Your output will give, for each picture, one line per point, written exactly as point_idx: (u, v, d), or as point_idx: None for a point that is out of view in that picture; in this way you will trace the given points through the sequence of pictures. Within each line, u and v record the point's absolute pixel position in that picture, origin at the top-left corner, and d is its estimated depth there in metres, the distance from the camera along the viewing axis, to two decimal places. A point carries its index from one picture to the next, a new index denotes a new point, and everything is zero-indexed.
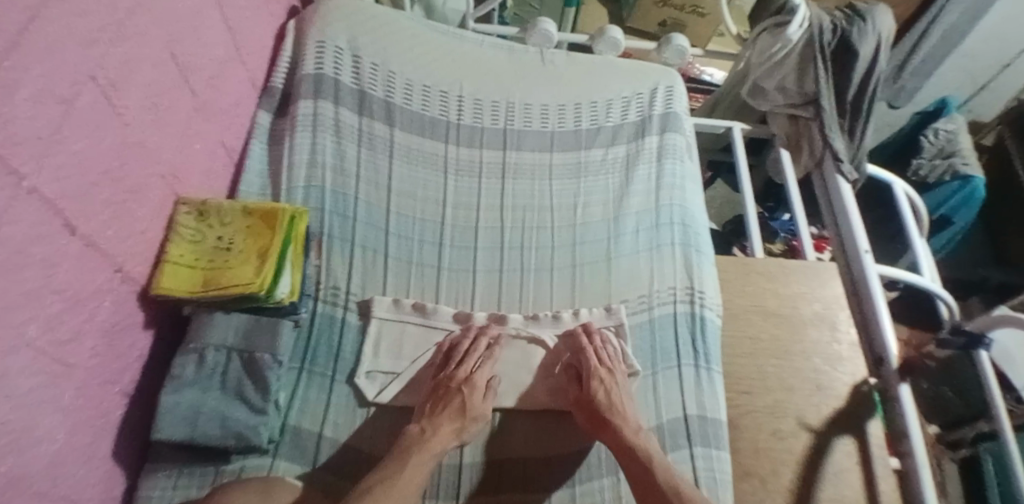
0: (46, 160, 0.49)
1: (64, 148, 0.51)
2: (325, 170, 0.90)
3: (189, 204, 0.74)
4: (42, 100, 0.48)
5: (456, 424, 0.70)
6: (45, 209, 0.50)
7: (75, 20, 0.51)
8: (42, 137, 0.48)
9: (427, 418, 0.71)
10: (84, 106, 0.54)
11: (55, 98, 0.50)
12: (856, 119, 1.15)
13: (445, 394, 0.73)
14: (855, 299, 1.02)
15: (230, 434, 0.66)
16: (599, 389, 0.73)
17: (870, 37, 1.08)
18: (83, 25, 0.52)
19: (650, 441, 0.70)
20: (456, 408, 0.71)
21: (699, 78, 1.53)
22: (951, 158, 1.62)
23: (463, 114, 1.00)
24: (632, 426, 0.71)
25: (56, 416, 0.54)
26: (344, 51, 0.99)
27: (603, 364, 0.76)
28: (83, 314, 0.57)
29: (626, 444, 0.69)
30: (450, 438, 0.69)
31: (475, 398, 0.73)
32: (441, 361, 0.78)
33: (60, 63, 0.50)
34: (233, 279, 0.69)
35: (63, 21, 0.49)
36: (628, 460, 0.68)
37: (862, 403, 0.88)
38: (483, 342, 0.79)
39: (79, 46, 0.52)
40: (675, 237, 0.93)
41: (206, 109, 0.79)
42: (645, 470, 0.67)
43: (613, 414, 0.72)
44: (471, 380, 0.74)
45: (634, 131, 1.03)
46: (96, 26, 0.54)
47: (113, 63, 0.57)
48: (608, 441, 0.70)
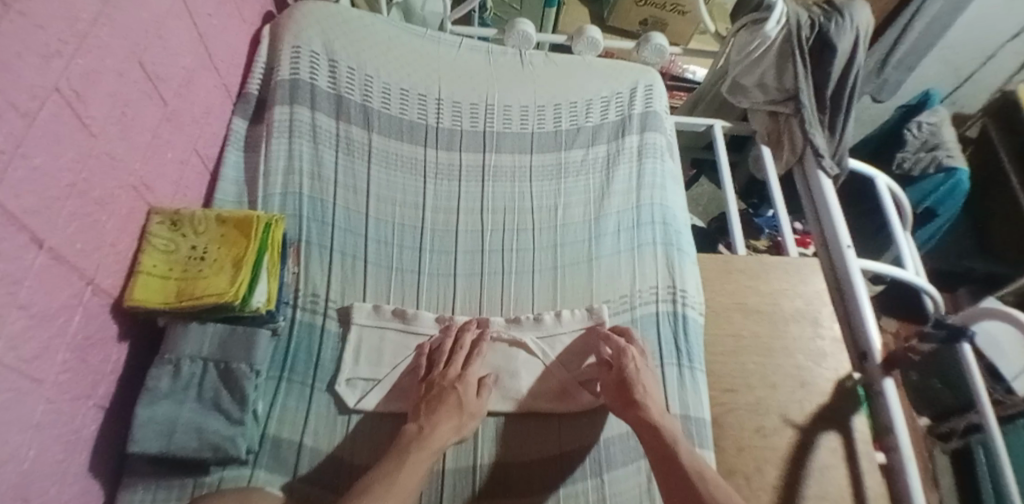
0: (7, 175, 0.48)
1: (27, 163, 0.51)
2: (302, 177, 0.89)
3: (161, 214, 0.73)
4: (1, 114, 0.47)
5: (456, 422, 0.70)
6: (8, 224, 0.49)
7: (35, 31, 0.50)
8: (2, 152, 0.47)
9: (427, 415, 0.70)
10: (47, 119, 0.53)
11: (16, 111, 0.49)
12: (836, 114, 1.15)
13: (440, 394, 0.73)
14: (838, 294, 1.02)
15: (206, 446, 0.65)
16: (634, 366, 0.74)
17: (848, 32, 1.08)
18: (43, 36, 0.51)
19: (676, 426, 0.69)
20: (450, 405, 0.71)
21: (682, 76, 1.52)
22: (935, 150, 1.63)
23: (441, 117, 1.00)
24: (659, 405, 0.71)
25: (24, 434, 0.53)
26: (320, 55, 0.98)
27: (636, 347, 0.77)
28: (53, 329, 0.57)
29: (651, 422, 0.69)
30: (455, 436, 0.69)
31: (469, 394, 0.73)
32: (424, 365, 0.78)
33: (21, 76, 0.49)
34: (207, 288, 0.68)
35: (22, 34, 0.49)
36: (652, 438, 0.68)
37: (845, 398, 0.88)
38: (468, 340, 0.79)
39: (40, 59, 0.51)
40: (655, 236, 0.93)
41: (176, 118, 0.78)
42: (668, 448, 0.66)
43: (641, 393, 0.71)
44: (462, 377, 0.74)
45: (614, 131, 1.03)
46: (57, 37, 0.53)
47: (77, 74, 0.57)
48: (632, 419, 0.70)
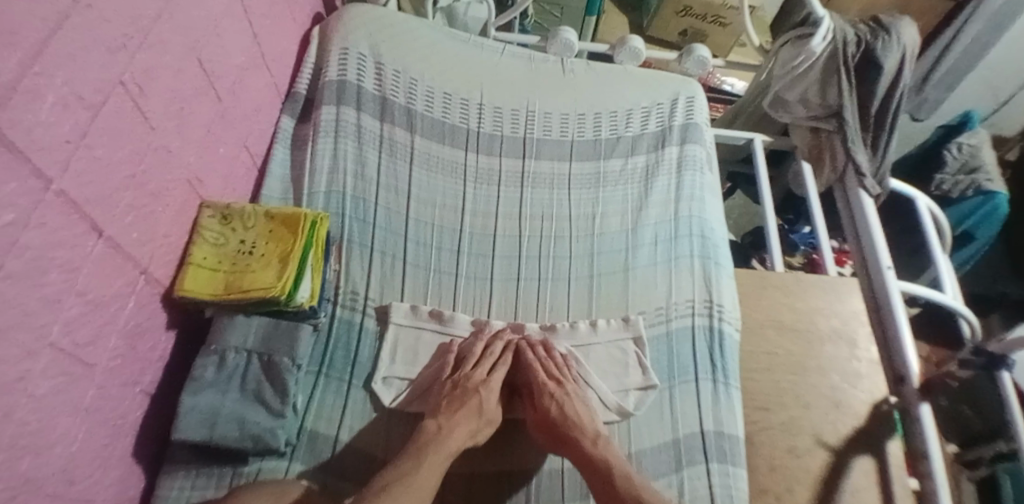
0: (71, 164, 0.50)
1: (90, 153, 0.52)
2: (346, 176, 0.91)
3: (213, 207, 0.75)
4: (69, 106, 0.49)
5: (470, 426, 0.71)
6: (71, 212, 0.51)
7: (102, 25, 0.52)
8: (68, 142, 0.49)
9: (447, 417, 0.71)
10: (110, 112, 0.55)
11: (83, 103, 0.50)
12: (879, 132, 1.13)
13: (467, 397, 0.73)
14: (876, 315, 1.00)
15: (247, 437, 0.67)
16: (554, 403, 0.74)
17: (895, 50, 1.06)
18: (110, 30, 0.53)
19: (610, 449, 0.70)
20: (472, 409, 0.72)
21: (720, 88, 1.52)
22: (974, 173, 1.59)
23: (483, 121, 1.00)
24: (591, 434, 0.71)
25: (75, 417, 0.55)
26: (366, 58, 0.99)
27: (551, 377, 0.77)
28: (106, 316, 0.58)
29: (587, 456, 0.69)
30: (467, 438, 0.70)
31: (491, 399, 0.74)
32: (451, 364, 0.78)
33: (88, 69, 0.50)
34: (254, 283, 0.69)
35: (90, 28, 0.50)
36: (590, 470, 0.68)
37: (880, 422, 0.86)
38: (500, 345, 0.80)
39: (106, 52, 0.53)
40: (693, 249, 0.93)
41: (227, 115, 0.80)
42: (608, 478, 0.67)
43: (571, 426, 0.72)
44: (486, 383, 0.75)
45: (654, 142, 1.03)
46: (122, 31, 0.55)
47: (139, 67, 0.58)
48: (569, 455, 0.70)
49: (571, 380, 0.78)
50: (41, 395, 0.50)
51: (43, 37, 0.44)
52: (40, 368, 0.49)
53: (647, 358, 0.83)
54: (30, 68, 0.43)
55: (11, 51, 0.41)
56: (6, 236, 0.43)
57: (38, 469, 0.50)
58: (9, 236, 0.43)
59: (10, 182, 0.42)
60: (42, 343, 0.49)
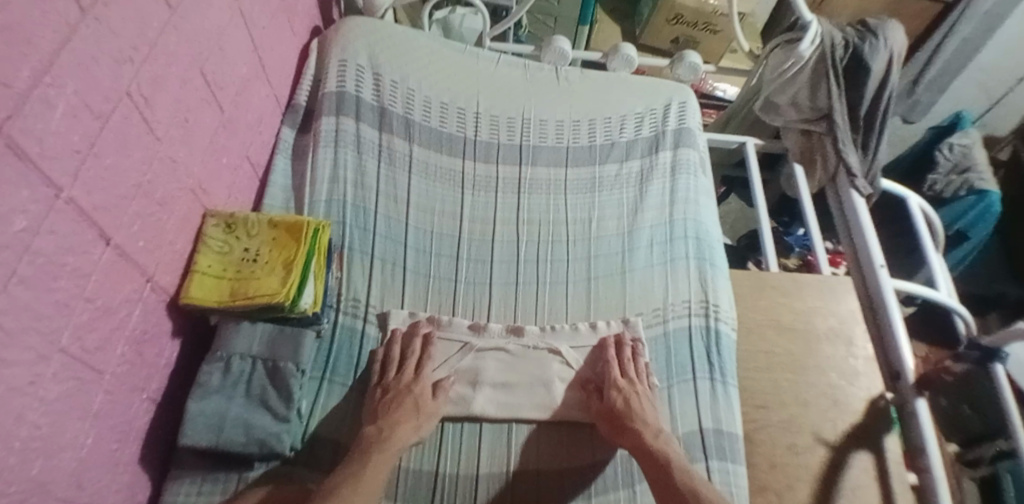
0: (81, 173, 0.52)
1: (98, 162, 0.54)
2: (346, 185, 0.93)
3: (217, 217, 0.76)
4: (78, 115, 0.50)
5: (413, 423, 0.72)
6: (80, 219, 0.52)
7: (110, 38, 0.54)
8: (78, 151, 0.51)
9: (386, 418, 0.71)
10: (118, 122, 0.56)
11: (92, 114, 0.52)
12: (869, 133, 1.15)
13: (397, 397, 0.74)
14: (870, 313, 1.02)
15: (253, 441, 0.68)
16: (620, 397, 0.75)
17: (882, 52, 1.09)
18: (118, 42, 0.55)
19: (670, 444, 0.72)
20: (410, 407, 0.73)
21: (712, 94, 1.54)
22: (966, 173, 1.62)
23: (479, 130, 1.02)
24: (653, 430, 0.73)
25: (84, 422, 0.56)
26: (365, 69, 1.02)
27: (627, 374, 0.79)
28: (114, 323, 0.59)
29: (646, 447, 0.70)
30: (412, 432, 0.71)
31: (426, 396, 0.75)
32: (378, 371, 0.79)
33: (96, 80, 0.52)
34: (259, 289, 0.71)
35: (99, 39, 0.52)
36: (648, 463, 0.69)
37: (879, 418, 0.87)
38: (418, 342, 0.80)
39: (113, 63, 0.54)
40: (689, 250, 0.94)
41: (230, 125, 0.82)
42: (665, 470, 0.68)
43: (634, 420, 0.73)
44: (417, 381, 0.76)
45: (648, 147, 1.05)
46: (130, 44, 0.57)
47: (145, 79, 0.60)
48: (628, 444, 0.72)
49: (645, 379, 0.80)
50: (52, 399, 0.51)
51: (55, 48, 0.46)
52: (51, 372, 0.50)
53: (648, 357, 0.84)
54: (42, 78, 0.45)
55: (23, 62, 0.43)
56: (17, 241, 0.44)
57: (47, 473, 0.51)
58: (21, 241, 0.45)
59: (21, 189, 0.44)
60: (52, 348, 0.50)
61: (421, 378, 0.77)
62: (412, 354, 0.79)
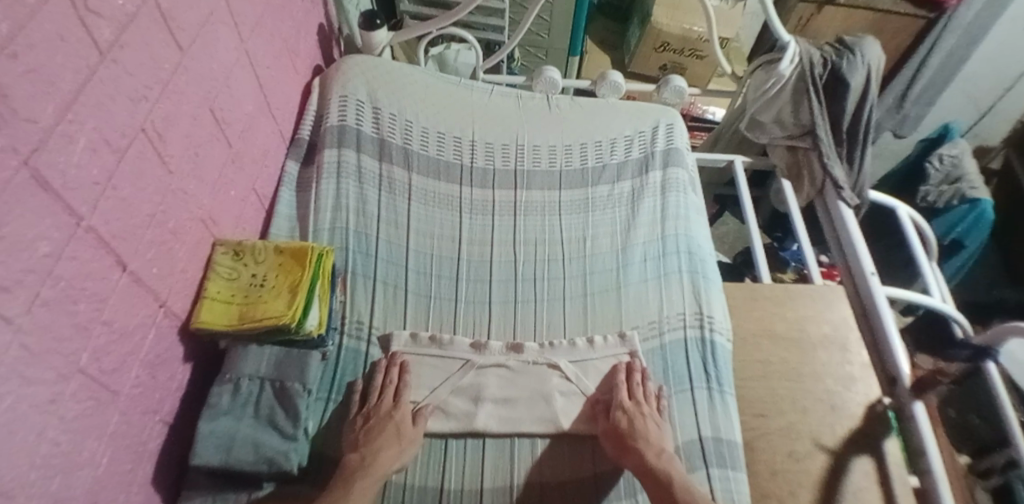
0: (100, 203, 0.56)
1: (116, 193, 0.58)
2: (349, 213, 0.97)
3: (226, 245, 0.80)
4: (97, 150, 0.55)
5: (396, 449, 0.73)
6: (100, 246, 0.56)
7: (127, 79, 0.59)
8: (97, 183, 0.55)
9: (366, 447, 0.72)
10: (133, 156, 0.61)
11: (110, 148, 0.57)
12: (853, 146, 1.19)
13: (378, 423, 0.75)
14: (864, 320, 1.04)
15: (262, 460, 0.70)
16: (626, 419, 0.75)
17: (860, 68, 1.14)
18: (133, 83, 0.60)
19: (673, 463, 0.73)
20: (389, 434, 0.74)
21: (702, 116, 1.60)
22: (958, 182, 1.65)
23: (475, 156, 1.07)
24: (655, 448, 0.74)
25: (101, 441, 0.58)
26: (364, 103, 1.07)
27: (635, 391, 0.80)
28: (129, 346, 0.62)
29: (651, 468, 0.71)
30: (393, 456, 0.72)
31: (407, 422, 0.76)
32: (357, 401, 0.80)
33: (113, 117, 0.57)
34: (266, 312, 0.74)
35: (116, 80, 0.57)
36: (652, 484, 0.71)
37: (877, 422, 0.88)
38: (396, 370, 0.82)
39: (129, 102, 0.59)
40: (681, 264, 0.97)
41: (238, 159, 0.87)
42: (667, 490, 0.69)
43: (637, 439, 0.74)
44: (397, 407, 0.77)
45: (638, 167, 1.09)
46: (144, 83, 0.62)
47: (158, 116, 0.65)
48: (634, 466, 0.72)
49: (654, 402, 0.80)
50: (71, 416, 0.53)
51: (75, 88, 0.51)
52: (71, 391, 0.53)
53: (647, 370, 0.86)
54: (64, 116, 0.49)
55: (47, 101, 0.47)
56: (41, 266, 0.48)
57: (65, 489, 0.53)
58: (45, 266, 0.49)
59: (45, 218, 0.48)
60: (72, 368, 0.53)
61: (398, 403, 0.78)
62: (392, 381, 0.81)
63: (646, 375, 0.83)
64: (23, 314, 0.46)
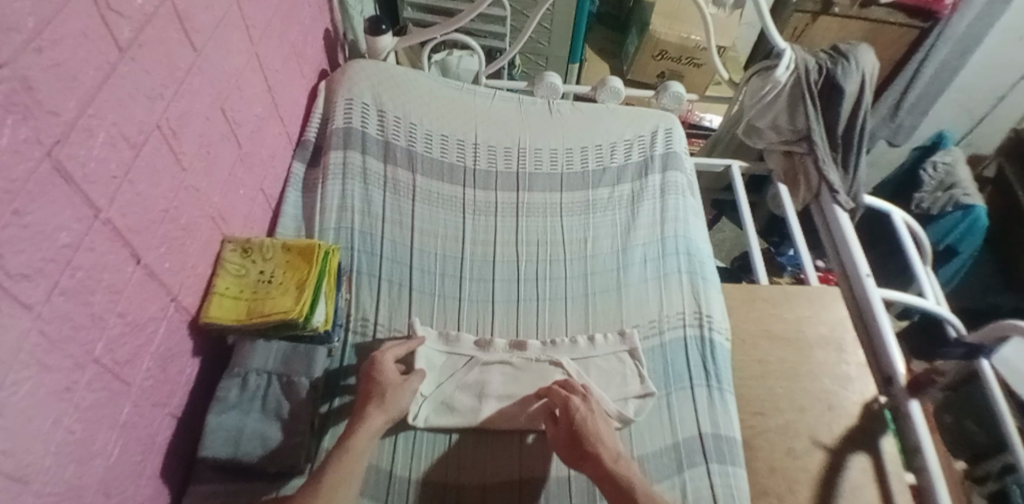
0: (118, 197, 0.57)
1: (132, 187, 0.60)
2: (354, 213, 0.98)
3: (234, 242, 0.82)
4: (115, 144, 0.56)
5: (379, 410, 0.72)
6: (116, 239, 0.57)
7: (144, 76, 0.60)
8: (115, 177, 0.56)
9: (356, 413, 0.73)
10: (149, 152, 0.62)
11: (127, 143, 0.58)
12: (848, 151, 1.22)
13: (367, 387, 0.75)
14: (860, 321, 1.07)
15: (269, 454, 0.72)
16: (581, 416, 0.74)
17: (854, 74, 1.16)
18: (150, 81, 0.62)
19: (631, 468, 0.69)
20: (374, 399, 0.73)
21: (700, 123, 1.63)
22: (951, 189, 1.67)
23: (478, 159, 1.09)
24: (612, 452, 0.71)
25: (112, 432, 0.59)
26: (369, 107, 1.09)
27: (578, 392, 0.78)
28: (142, 338, 0.64)
29: (610, 475, 0.68)
30: (382, 417, 0.72)
31: (392, 378, 0.76)
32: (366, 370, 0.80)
33: (131, 114, 0.58)
34: (274, 307, 0.75)
35: (134, 77, 0.58)
36: (611, 488, 0.67)
37: (872, 420, 0.90)
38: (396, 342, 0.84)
39: (146, 100, 0.61)
40: (681, 265, 0.99)
41: (247, 159, 0.88)
42: (626, 491, 0.66)
43: (594, 443, 0.72)
44: (379, 364, 0.77)
45: (638, 171, 1.11)
46: (160, 82, 0.63)
47: (173, 114, 0.67)
48: (590, 471, 0.70)
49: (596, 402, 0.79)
50: (85, 405, 0.54)
51: (96, 84, 0.53)
52: (86, 381, 0.54)
53: (645, 367, 0.87)
54: (85, 110, 0.51)
55: (69, 95, 0.49)
56: (61, 256, 0.50)
57: (79, 477, 0.54)
58: (64, 256, 0.50)
59: (66, 209, 0.50)
60: (87, 357, 0.54)
61: (382, 364, 0.77)
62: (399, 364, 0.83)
63: (641, 374, 0.86)
64: (43, 302, 0.48)
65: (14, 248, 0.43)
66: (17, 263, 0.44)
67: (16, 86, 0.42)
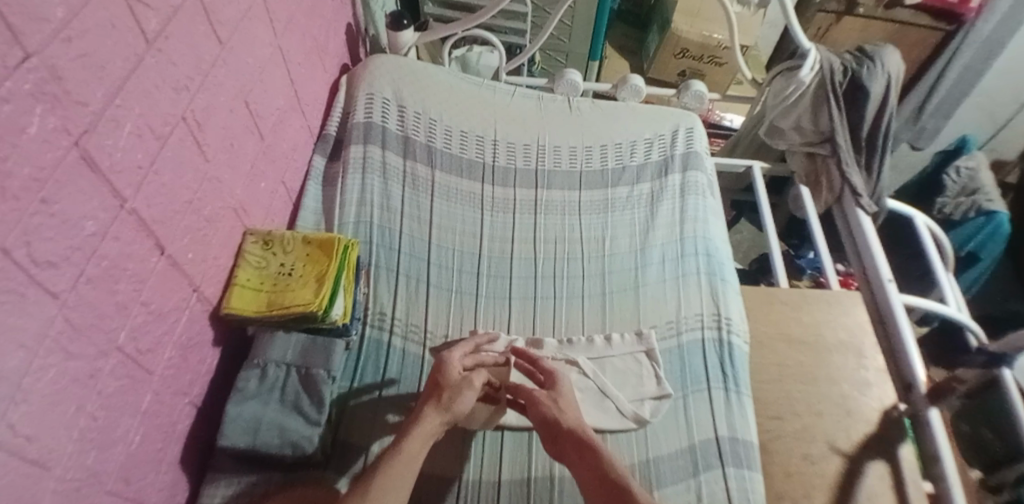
0: (143, 188, 0.58)
1: (157, 178, 0.60)
2: (373, 208, 0.99)
3: (256, 234, 0.82)
4: (141, 135, 0.57)
5: (438, 416, 0.72)
6: (140, 229, 0.58)
7: (170, 68, 0.61)
8: (140, 167, 0.57)
9: (414, 412, 0.73)
10: (174, 143, 0.63)
11: (153, 135, 0.59)
12: (872, 153, 1.20)
13: (428, 386, 0.76)
14: (881, 326, 1.05)
15: (287, 444, 0.72)
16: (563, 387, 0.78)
17: (880, 76, 1.14)
18: (176, 72, 0.62)
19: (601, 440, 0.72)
20: (433, 399, 0.74)
21: (720, 123, 1.61)
22: (974, 195, 1.64)
23: (497, 155, 1.09)
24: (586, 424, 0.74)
25: (134, 419, 0.60)
26: (390, 102, 1.09)
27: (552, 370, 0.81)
28: (164, 328, 0.64)
29: (585, 439, 0.71)
30: (439, 417, 0.72)
31: (456, 379, 0.76)
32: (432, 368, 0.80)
33: (156, 106, 0.59)
34: (294, 300, 0.75)
35: (160, 68, 0.59)
36: (582, 452, 0.69)
37: (892, 427, 0.89)
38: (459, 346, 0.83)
39: (172, 92, 0.61)
40: (700, 266, 0.98)
41: (269, 152, 0.89)
42: (596, 455, 0.68)
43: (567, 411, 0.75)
44: (444, 368, 0.77)
45: (657, 170, 1.10)
46: (186, 74, 0.64)
47: (197, 106, 0.67)
48: (562, 440, 0.72)
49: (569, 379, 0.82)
50: (107, 393, 0.55)
51: (124, 75, 0.53)
52: (109, 369, 0.55)
53: (663, 368, 0.87)
54: (112, 101, 0.52)
55: (97, 86, 0.49)
56: (87, 245, 0.50)
57: (100, 464, 0.55)
58: (90, 245, 0.50)
59: (92, 199, 0.50)
60: (111, 346, 0.55)
61: (447, 365, 0.77)
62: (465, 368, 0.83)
63: (659, 375, 0.85)
64: (69, 290, 0.48)
65: (41, 236, 0.44)
66: (43, 252, 0.44)
67: (45, 76, 0.43)
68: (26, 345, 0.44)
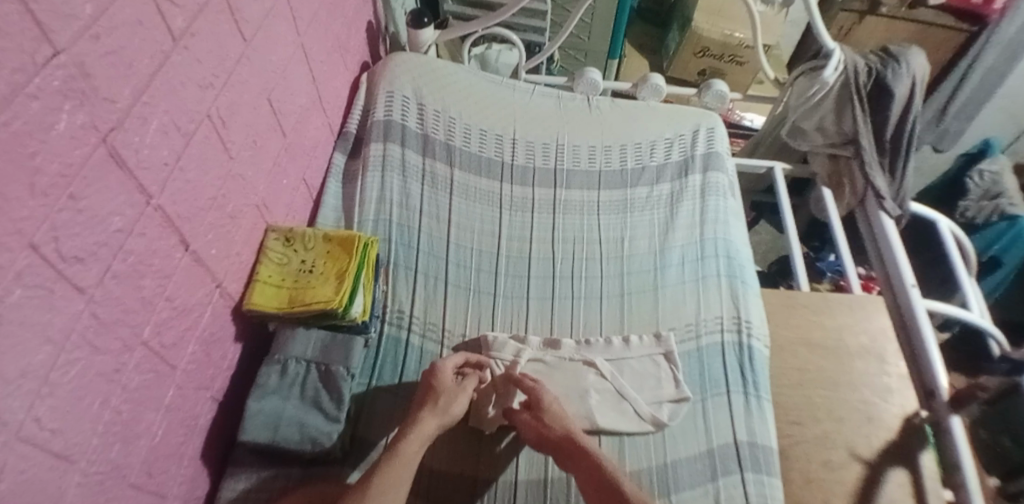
0: (168, 184, 0.58)
1: (183, 175, 0.61)
2: (392, 206, 0.99)
3: (278, 231, 0.83)
4: (167, 132, 0.57)
5: (436, 420, 0.72)
6: (165, 225, 0.59)
7: (196, 65, 0.61)
8: (166, 164, 0.58)
9: (411, 416, 0.73)
10: (199, 141, 0.64)
11: (179, 132, 0.59)
12: (896, 156, 1.17)
13: (424, 390, 0.76)
14: (903, 332, 1.03)
15: (306, 440, 0.73)
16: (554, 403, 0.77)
17: (905, 78, 1.11)
18: (202, 70, 0.63)
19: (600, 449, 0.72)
20: (428, 403, 0.74)
21: (740, 123, 1.59)
22: (997, 199, 1.60)
23: (516, 154, 1.08)
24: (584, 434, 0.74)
25: (156, 413, 0.61)
26: (410, 99, 1.09)
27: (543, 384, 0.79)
28: (187, 322, 0.65)
29: (581, 448, 0.71)
30: (435, 421, 0.72)
31: (450, 387, 0.76)
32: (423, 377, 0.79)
33: (182, 103, 0.59)
34: (315, 297, 0.76)
35: (186, 66, 0.59)
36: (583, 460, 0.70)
37: (913, 435, 0.87)
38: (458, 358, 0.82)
39: (197, 89, 0.62)
40: (720, 268, 0.97)
41: (291, 149, 0.90)
42: (596, 465, 0.69)
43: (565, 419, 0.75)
44: (438, 375, 0.77)
45: (677, 171, 1.09)
46: (211, 72, 0.64)
47: (222, 103, 0.68)
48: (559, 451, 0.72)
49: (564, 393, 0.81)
50: (132, 387, 0.56)
51: (150, 72, 0.54)
52: (133, 363, 0.56)
53: (681, 371, 0.86)
54: (139, 98, 0.52)
55: (125, 83, 0.50)
56: (113, 240, 0.51)
57: (123, 457, 0.56)
58: (117, 240, 0.51)
59: (120, 194, 0.51)
60: (136, 340, 0.56)
61: (442, 371, 0.77)
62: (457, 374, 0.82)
63: (676, 378, 0.85)
64: (96, 285, 0.49)
65: (69, 232, 0.44)
66: (70, 247, 0.45)
67: (74, 73, 0.43)
68: (53, 339, 0.44)
